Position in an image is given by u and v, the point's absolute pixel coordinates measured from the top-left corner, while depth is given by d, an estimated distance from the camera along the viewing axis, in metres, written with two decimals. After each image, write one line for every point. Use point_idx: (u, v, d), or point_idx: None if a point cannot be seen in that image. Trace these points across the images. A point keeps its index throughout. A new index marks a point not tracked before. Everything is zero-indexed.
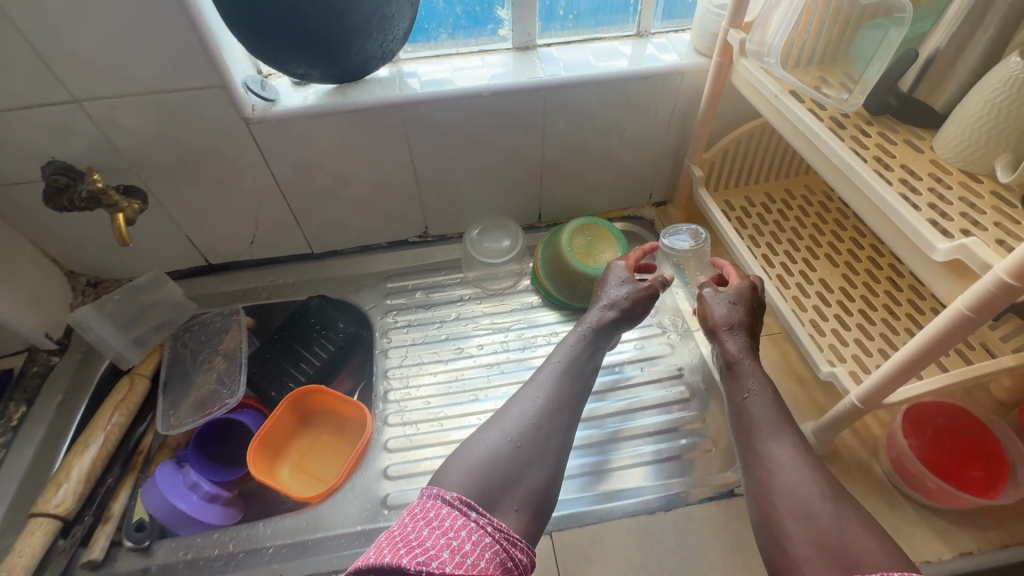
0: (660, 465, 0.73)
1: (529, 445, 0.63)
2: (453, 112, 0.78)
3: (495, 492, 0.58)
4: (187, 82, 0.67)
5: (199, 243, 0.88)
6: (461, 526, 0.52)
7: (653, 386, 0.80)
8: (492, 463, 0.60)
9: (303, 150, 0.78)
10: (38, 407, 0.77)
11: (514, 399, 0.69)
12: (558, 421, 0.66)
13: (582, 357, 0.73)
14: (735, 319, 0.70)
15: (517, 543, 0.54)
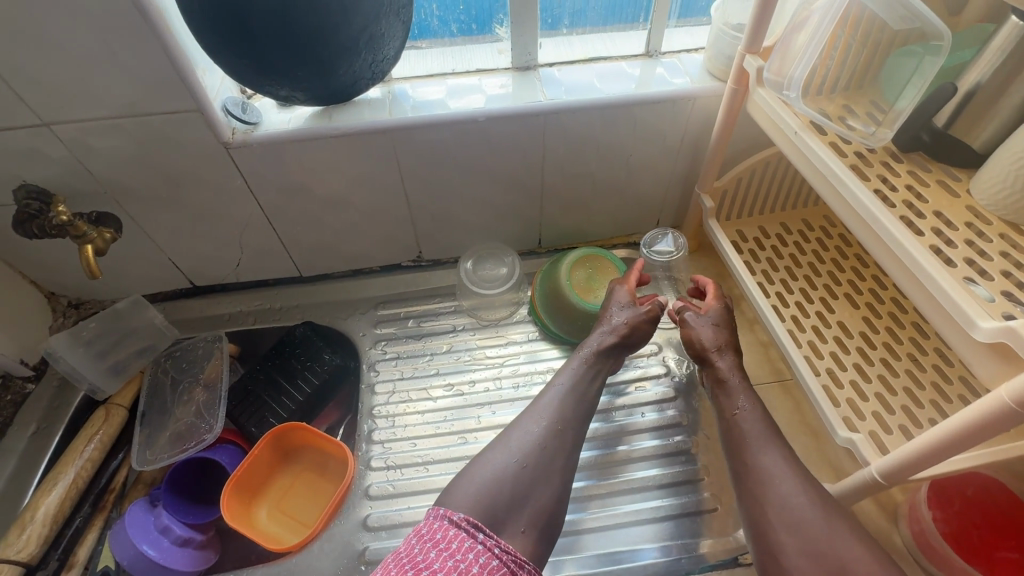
0: (652, 526, 0.68)
1: (536, 465, 0.59)
2: (447, 137, 0.73)
3: (501, 514, 0.55)
4: (161, 105, 0.63)
5: (182, 266, 0.84)
6: (468, 547, 0.49)
7: (649, 435, 0.75)
8: (499, 485, 0.57)
9: (287, 175, 0.74)
10: (10, 438, 0.74)
11: (521, 416, 0.64)
12: (564, 441, 0.62)
13: (584, 380, 0.68)
14: (727, 343, 0.68)
15: (524, 564, 0.51)
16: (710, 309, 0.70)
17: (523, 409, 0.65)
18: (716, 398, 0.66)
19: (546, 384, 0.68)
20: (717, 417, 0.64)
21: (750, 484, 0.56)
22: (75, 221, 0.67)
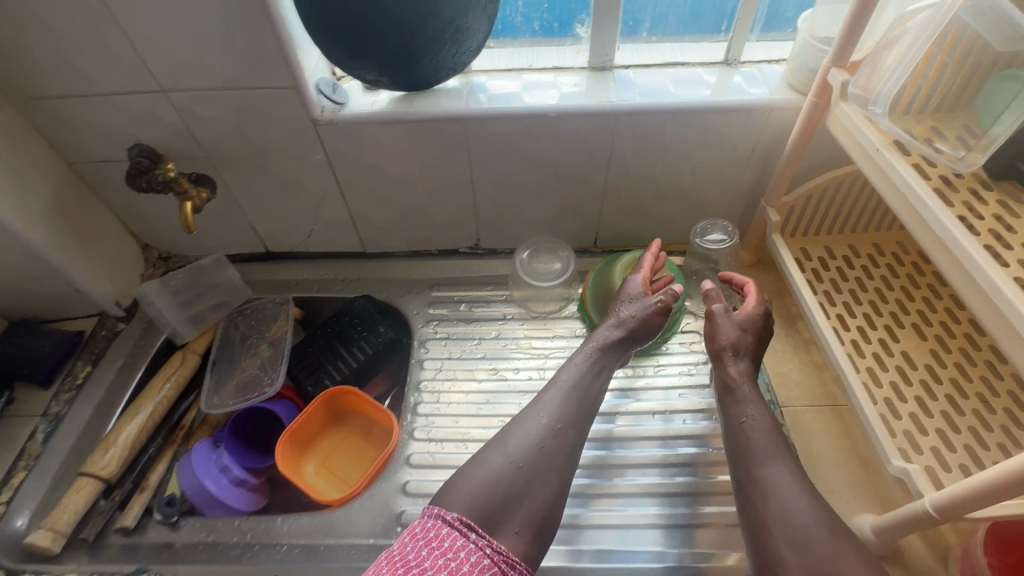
0: (656, 530, 0.68)
1: (531, 466, 0.60)
2: (518, 129, 0.75)
3: (494, 514, 0.57)
4: (261, 81, 0.69)
5: (260, 232, 0.91)
6: (460, 547, 0.52)
7: (654, 443, 0.75)
8: (493, 484, 0.58)
9: (364, 155, 0.78)
10: (101, 369, 0.82)
11: (519, 415, 0.66)
12: (562, 441, 0.63)
13: (589, 376, 0.69)
14: (744, 347, 0.67)
15: (515, 564, 0.54)
16: (742, 311, 0.69)
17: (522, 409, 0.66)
18: (723, 402, 0.66)
19: (548, 382, 0.68)
20: (725, 422, 0.64)
21: (797, 500, 0.54)
22: (185, 181, 0.75)
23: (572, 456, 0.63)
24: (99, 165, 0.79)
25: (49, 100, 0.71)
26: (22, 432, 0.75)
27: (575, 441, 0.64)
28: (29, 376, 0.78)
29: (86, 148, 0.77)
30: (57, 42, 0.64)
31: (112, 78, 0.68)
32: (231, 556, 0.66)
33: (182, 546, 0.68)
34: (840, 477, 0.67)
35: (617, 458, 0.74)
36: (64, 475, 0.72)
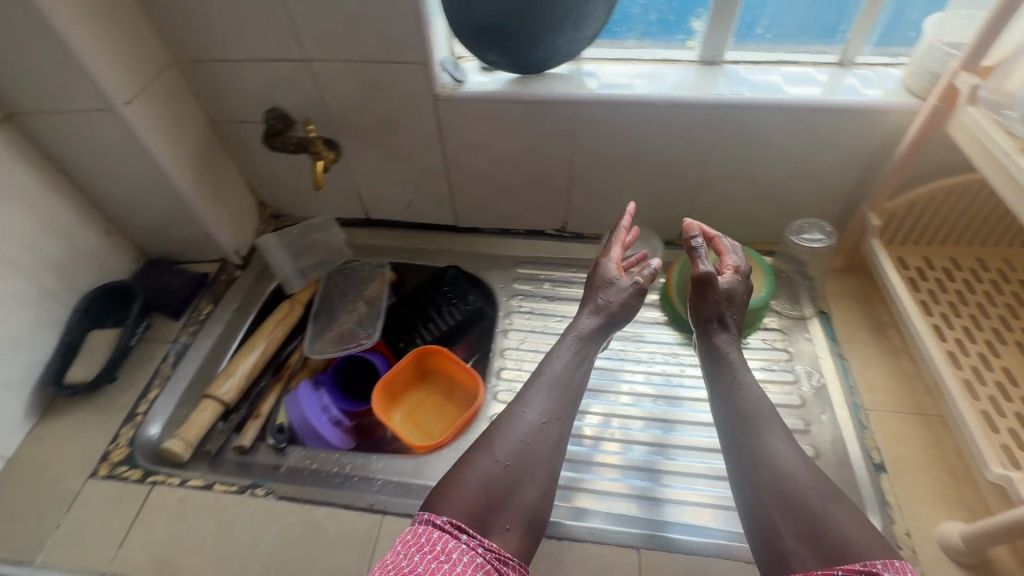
0: (664, 501, 0.71)
1: (519, 464, 0.62)
2: (624, 116, 0.78)
3: (484, 514, 0.58)
4: (394, 55, 0.75)
5: (365, 198, 0.98)
6: (452, 548, 0.53)
7: (653, 421, 0.79)
8: (482, 483, 0.60)
9: (474, 131, 0.84)
10: (220, 308, 0.91)
11: (503, 414, 0.67)
12: (548, 436, 0.65)
13: (572, 366, 0.70)
14: (728, 318, 0.70)
15: (509, 560, 0.56)
16: (723, 278, 0.72)
17: (507, 406, 0.67)
18: (710, 371, 0.69)
19: (534, 380, 0.69)
20: (715, 396, 0.67)
21: None
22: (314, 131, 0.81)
23: (558, 448, 0.65)
24: (237, 125, 0.88)
25: (208, 63, 0.80)
26: (154, 355, 0.84)
27: (560, 435, 0.66)
28: (162, 307, 0.87)
29: (230, 108, 0.86)
30: (227, 10, 0.73)
31: (266, 45, 0.76)
32: (333, 483, 0.72)
33: (289, 470, 0.75)
34: (927, 485, 0.67)
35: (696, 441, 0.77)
36: (190, 397, 0.82)
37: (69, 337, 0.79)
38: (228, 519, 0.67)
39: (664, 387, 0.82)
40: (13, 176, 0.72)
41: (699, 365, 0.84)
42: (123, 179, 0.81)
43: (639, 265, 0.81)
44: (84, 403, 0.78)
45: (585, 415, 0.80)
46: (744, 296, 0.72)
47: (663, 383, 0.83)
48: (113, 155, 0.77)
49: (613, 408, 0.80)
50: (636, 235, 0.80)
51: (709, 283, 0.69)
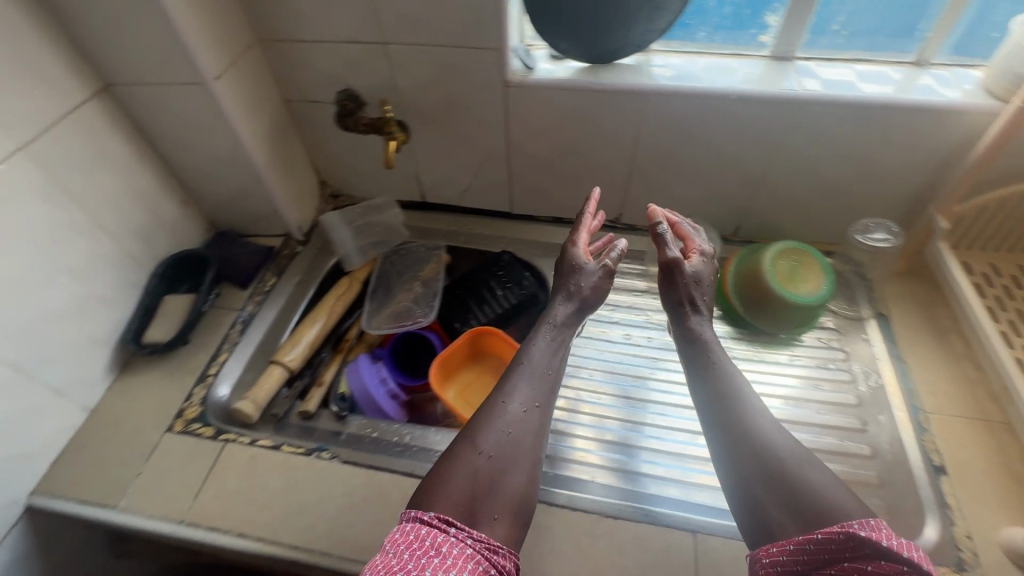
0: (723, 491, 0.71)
1: (502, 453, 0.61)
2: (693, 109, 0.79)
3: (472, 506, 0.57)
4: (469, 40, 0.76)
5: (424, 181, 1.01)
6: (442, 542, 0.52)
7: None
8: (467, 474, 0.59)
9: (540, 119, 0.85)
10: (283, 280, 0.94)
11: (482, 406, 0.66)
12: (529, 422, 0.65)
13: (549, 353, 0.72)
14: (699, 300, 0.74)
15: (498, 549, 0.55)
16: (692, 263, 0.76)
17: (486, 398, 0.66)
18: (688, 354, 0.71)
19: (513, 369, 0.69)
20: (697, 386, 0.68)
21: None
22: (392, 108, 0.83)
23: (539, 430, 0.66)
24: (308, 104, 0.91)
25: (288, 42, 0.82)
26: (223, 322, 0.87)
27: (540, 418, 0.67)
28: (231, 277, 0.90)
29: (304, 88, 0.89)
30: None
31: (347, 27, 0.78)
32: (394, 451, 0.75)
33: (350, 436, 0.78)
34: (991, 490, 0.66)
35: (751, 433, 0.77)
36: (256, 363, 0.85)
37: (147, 300, 0.83)
38: (296, 479, 0.70)
39: None
40: (107, 144, 0.76)
41: (753, 360, 0.84)
42: (203, 151, 0.84)
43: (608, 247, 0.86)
44: (160, 363, 0.81)
45: (643, 403, 0.81)
46: (710, 278, 0.77)
47: None
48: (196, 128, 0.81)
49: (671, 396, 0.81)
50: (603, 219, 0.85)
51: (676, 268, 0.74)
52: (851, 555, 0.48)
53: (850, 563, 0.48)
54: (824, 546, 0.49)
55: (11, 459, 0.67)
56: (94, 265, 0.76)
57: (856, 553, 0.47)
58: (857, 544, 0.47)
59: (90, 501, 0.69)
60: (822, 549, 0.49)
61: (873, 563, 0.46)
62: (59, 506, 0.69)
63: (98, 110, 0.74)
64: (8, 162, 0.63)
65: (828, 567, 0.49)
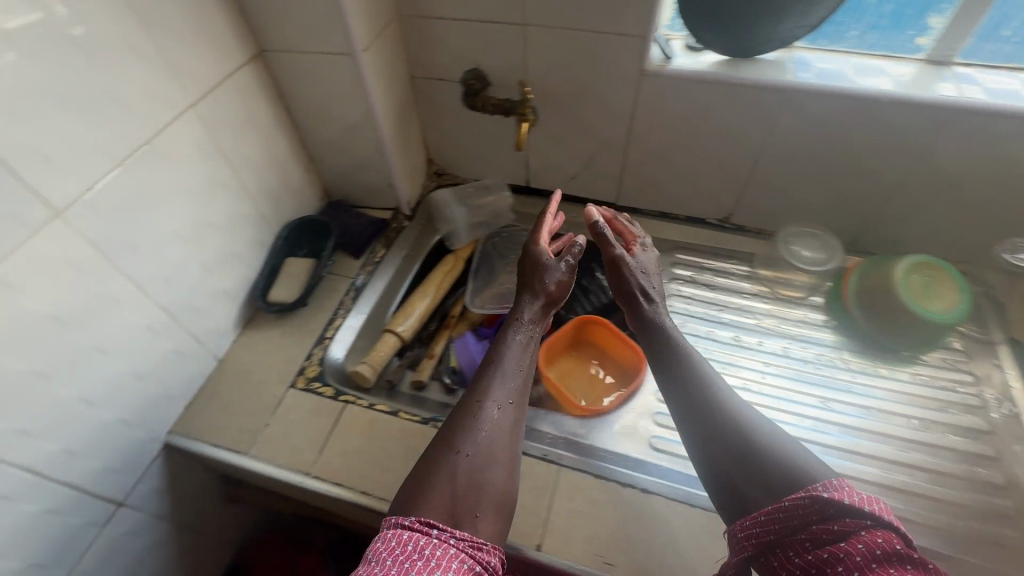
0: None
1: (479, 451, 0.60)
2: (837, 110, 0.76)
3: (457, 508, 0.56)
4: (614, 25, 0.75)
5: (532, 166, 1.01)
6: (425, 545, 0.50)
7: (833, 426, 0.76)
8: (449, 476, 0.58)
9: (669, 111, 0.84)
10: (392, 253, 0.96)
11: (458, 407, 0.65)
12: (506, 420, 0.64)
13: (519, 353, 0.71)
14: (649, 290, 0.74)
15: (483, 545, 0.53)
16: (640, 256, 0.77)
17: (461, 399, 0.65)
18: (654, 346, 0.70)
19: (490, 368, 0.68)
20: (666, 385, 0.67)
21: None
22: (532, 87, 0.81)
23: (516, 423, 0.65)
24: (433, 82, 0.93)
25: (427, 19, 0.84)
26: (339, 288, 0.90)
27: (517, 412, 0.66)
28: (346, 245, 0.93)
29: (433, 65, 0.90)
30: None
31: (490, 6, 0.79)
32: None
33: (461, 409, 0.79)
34: None
35: (875, 450, 0.74)
36: (368, 331, 0.88)
37: (272, 260, 0.86)
38: (416, 445, 0.72)
39: (833, 390, 0.80)
40: (255, 107, 0.79)
41: (872, 374, 0.81)
42: (334, 121, 0.87)
43: (567, 243, 0.85)
44: (281, 322, 0.85)
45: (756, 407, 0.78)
46: (655, 267, 0.78)
47: (831, 386, 0.80)
48: (333, 99, 0.83)
49: (790, 404, 0.79)
50: (561, 219, 0.85)
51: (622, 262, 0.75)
52: (818, 518, 0.49)
53: (817, 525, 0.49)
54: (792, 511, 0.50)
55: (160, 399, 0.71)
56: (237, 223, 0.79)
57: (823, 515, 0.49)
58: (823, 505, 0.49)
59: (224, 445, 0.73)
60: (791, 516, 0.50)
61: (838, 522, 0.48)
62: (196, 446, 0.73)
63: (251, 74, 0.77)
64: (183, 117, 0.67)
65: (799, 532, 0.50)
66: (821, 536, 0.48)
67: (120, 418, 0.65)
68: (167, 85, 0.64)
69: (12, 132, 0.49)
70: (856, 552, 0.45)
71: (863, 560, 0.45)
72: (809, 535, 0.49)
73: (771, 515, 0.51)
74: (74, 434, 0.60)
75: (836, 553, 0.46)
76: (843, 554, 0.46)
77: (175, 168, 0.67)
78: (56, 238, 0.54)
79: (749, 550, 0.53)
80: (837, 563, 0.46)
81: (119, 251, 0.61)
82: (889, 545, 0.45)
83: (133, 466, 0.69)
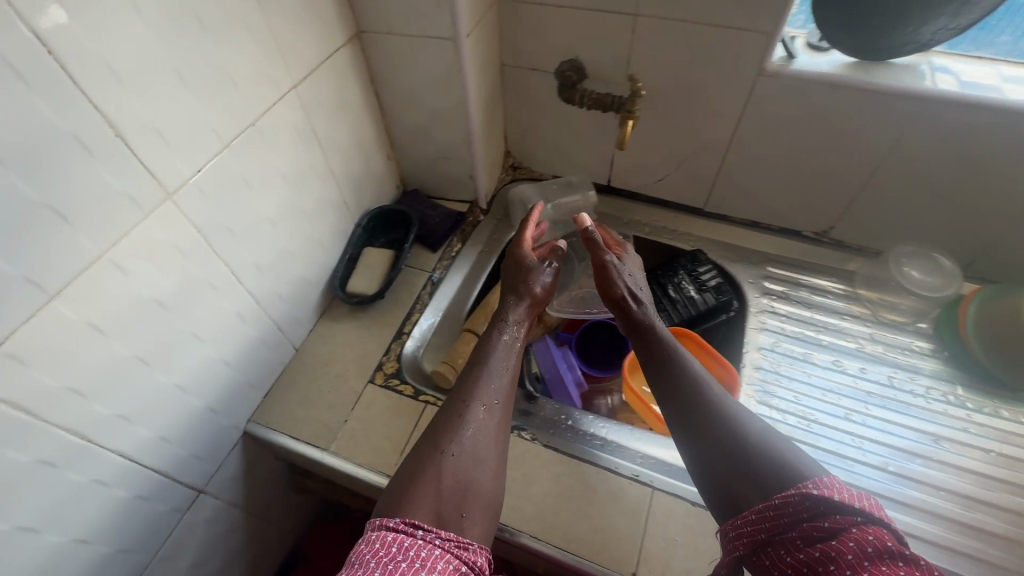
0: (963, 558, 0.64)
1: (463, 451, 0.60)
2: (981, 124, 0.69)
3: (445, 509, 0.56)
4: (738, 20, 0.69)
5: (617, 165, 0.96)
6: (410, 545, 0.49)
7: (946, 468, 0.70)
8: (436, 476, 0.58)
9: (782, 115, 0.78)
10: (468, 247, 0.93)
11: (444, 407, 0.64)
12: (492, 419, 0.64)
13: (505, 355, 0.70)
14: (638, 292, 0.73)
15: (469, 545, 0.52)
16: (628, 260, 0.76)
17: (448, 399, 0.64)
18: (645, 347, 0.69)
19: (476, 368, 0.68)
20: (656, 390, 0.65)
21: None
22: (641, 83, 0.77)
23: (501, 421, 0.65)
24: (525, 72, 0.88)
25: (528, 5, 0.79)
26: (416, 282, 0.87)
27: (503, 410, 0.66)
28: (424, 238, 0.90)
29: (527, 54, 0.85)
30: None
31: None
32: (594, 445, 0.71)
33: (543, 419, 0.74)
34: None
35: (996, 499, 0.68)
36: (444, 328, 0.85)
37: (351, 249, 0.84)
38: None
39: (946, 429, 0.73)
40: (348, 91, 0.76)
41: (990, 414, 0.74)
42: (422, 109, 0.83)
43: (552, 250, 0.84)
44: (358, 313, 0.82)
45: (861, 441, 0.73)
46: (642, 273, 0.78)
47: (944, 423, 0.74)
48: (425, 86, 0.79)
49: (897, 440, 0.73)
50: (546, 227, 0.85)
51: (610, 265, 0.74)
52: (808, 515, 0.48)
53: (808, 523, 0.48)
54: (782, 510, 0.49)
55: (242, 387, 0.69)
56: (323, 210, 0.77)
57: (813, 513, 0.48)
58: (813, 503, 0.48)
59: (304, 439, 0.71)
60: (781, 513, 0.49)
61: (829, 519, 0.47)
62: (275, 437, 0.71)
63: (347, 56, 0.74)
64: (284, 99, 0.64)
65: (789, 530, 0.49)
66: (811, 533, 0.48)
67: (207, 406, 0.64)
68: (274, 66, 0.61)
69: (134, 108, 0.46)
70: (848, 551, 0.44)
71: (856, 559, 0.44)
72: (800, 533, 0.48)
73: (761, 514, 0.51)
74: (167, 421, 0.59)
75: (829, 551, 0.45)
76: (835, 553, 0.45)
77: (274, 152, 0.64)
78: (166, 222, 0.52)
79: (738, 550, 0.52)
80: (830, 562, 0.45)
81: (219, 236, 0.59)
82: (881, 542, 0.44)
83: (215, 454, 0.67)
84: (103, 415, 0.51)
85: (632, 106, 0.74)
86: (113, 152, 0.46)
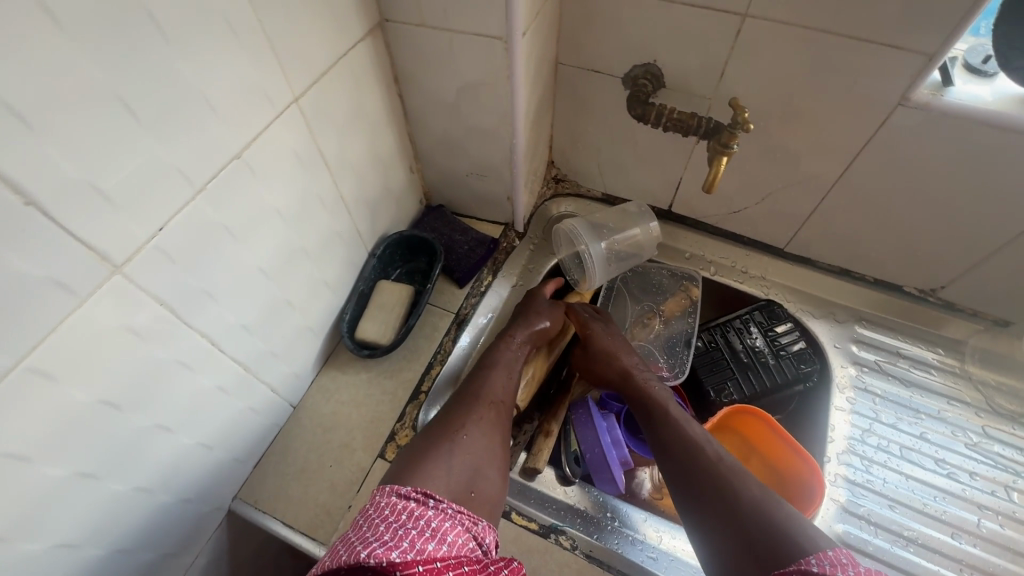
0: None
1: (470, 438, 0.56)
2: None
3: (455, 486, 0.51)
4: (888, 33, 0.52)
5: (684, 190, 0.80)
6: (421, 515, 0.45)
7: None
8: (446, 456, 0.53)
9: (916, 156, 0.60)
10: (500, 281, 0.78)
11: (452, 401, 0.61)
12: (497, 417, 0.60)
13: (516, 360, 0.66)
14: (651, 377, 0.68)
15: (479, 521, 0.48)
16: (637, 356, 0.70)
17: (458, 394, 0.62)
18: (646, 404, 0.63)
19: (486, 369, 0.64)
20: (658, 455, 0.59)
21: None
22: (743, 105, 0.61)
23: (504, 426, 0.61)
24: (584, 72, 0.71)
25: None
26: (439, 326, 0.73)
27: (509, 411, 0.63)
28: (450, 270, 0.76)
29: (589, 51, 0.68)
30: None
31: None
32: (645, 555, 0.58)
33: (584, 513, 0.62)
34: None
35: None
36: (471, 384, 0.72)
37: (362, 285, 0.70)
38: (532, 566, 0.57)
39: None
40: (366, 96, 0.60)
41: None
42: (454, 118, 0.67)
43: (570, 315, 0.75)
44: (368, 363, 0.69)
45: (966, 569, 0.61)
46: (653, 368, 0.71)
47: None
48: (459, 91, 0.63)
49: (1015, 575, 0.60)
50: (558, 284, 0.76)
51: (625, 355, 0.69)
52: None
53: None
54: None
55: (227, 464, 0.57)
56: (331, 245, 0.62)
57: None
58: None
59: (298, 527, 0.59)
60: None
61: None
62: (265, 522, 0.60)
63: (367, 52, 0.58)
64: (281, 118, 0.48)
65: None
66: None
67: (182, 498, 0.52)
68: (267, 76, 0.45)
69: (54, 163, 0.32)
70: None
71: None
72: None
73: None
74: (125, 530, 0.47)
75: None
76: None
77: (268, 187, 0.50)
78: (114, 303, 0.38)
79: None
80: None
81: (194, 305, 0.45)
82: None
83: (192, 545, 0.56)
84: (31, 553, 0.39)
85: (731, 142, 0.60)
86: (20, 229, 0.31)
